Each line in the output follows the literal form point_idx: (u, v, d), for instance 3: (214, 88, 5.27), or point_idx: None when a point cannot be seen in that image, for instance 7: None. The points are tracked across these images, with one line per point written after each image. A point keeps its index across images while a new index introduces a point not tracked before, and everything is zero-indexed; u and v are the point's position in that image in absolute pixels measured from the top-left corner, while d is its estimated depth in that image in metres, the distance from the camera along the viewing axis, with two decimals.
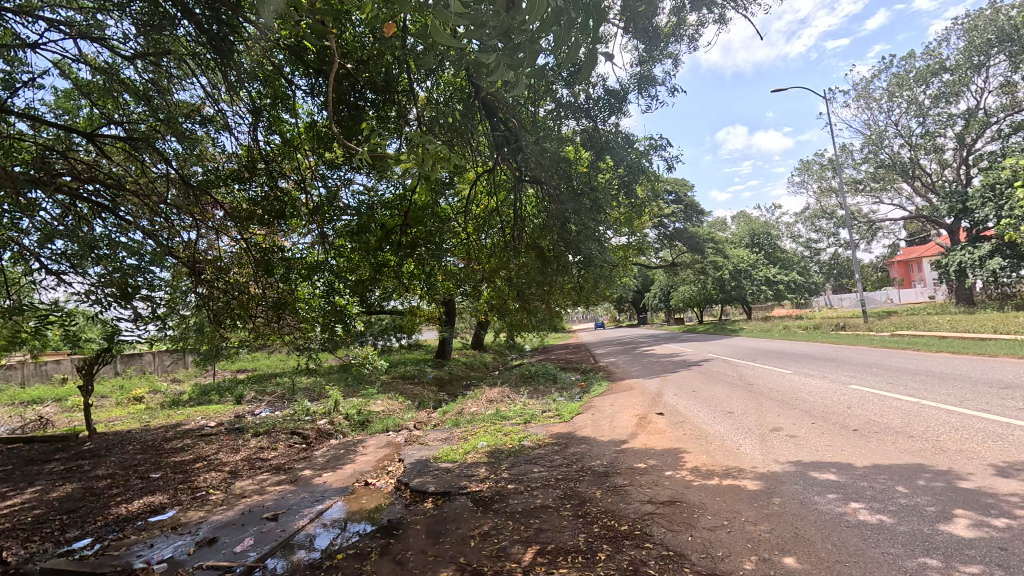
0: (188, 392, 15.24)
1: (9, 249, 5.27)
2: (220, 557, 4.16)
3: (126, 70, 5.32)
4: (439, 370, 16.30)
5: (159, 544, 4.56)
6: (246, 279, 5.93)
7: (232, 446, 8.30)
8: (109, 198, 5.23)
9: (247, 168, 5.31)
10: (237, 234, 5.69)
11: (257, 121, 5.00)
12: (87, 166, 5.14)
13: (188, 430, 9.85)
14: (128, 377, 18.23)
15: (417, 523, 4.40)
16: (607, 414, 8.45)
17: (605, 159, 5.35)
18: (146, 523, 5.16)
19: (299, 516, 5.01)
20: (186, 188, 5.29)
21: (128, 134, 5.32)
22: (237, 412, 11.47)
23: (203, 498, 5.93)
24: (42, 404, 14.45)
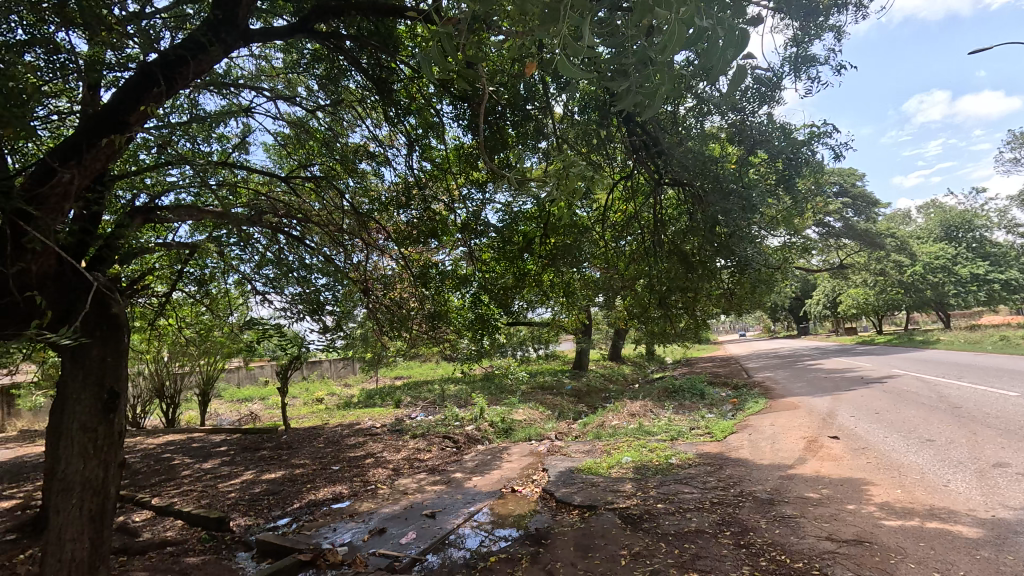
0: (358, 395, 17.30)
1: (234, 275, 6.49)
2: (388, 547, 4.66)
3: (312, 120, 6.31)
4: (578, 381, 16.28)
5: (340, 528, 5.24)
6: (405, 295, 6.49)
7: (395, 446, 9.22)
8: (302, 230, 6.01)
9: (404, 194, 5.90)
10: (397, 253, 6.32)
11: (411, 152, 5.54)
12: (286, 205, 6.07)
13: (360, 429, 11.20)
14: (312, 381, 21.39)
15: (565, 534, 4.41)
16: (768, 434, 7.62)
17: (757, 152, 4.99)
18: (330, 509, 5.95)
19: (454, 516, 5.38)
20: (358, 216, 6.09)
21: (314, 174, 6.27)
22: (398, 415, 12.72)
23: (373, 491, 6.66)
24: (253, 401, 17.57)
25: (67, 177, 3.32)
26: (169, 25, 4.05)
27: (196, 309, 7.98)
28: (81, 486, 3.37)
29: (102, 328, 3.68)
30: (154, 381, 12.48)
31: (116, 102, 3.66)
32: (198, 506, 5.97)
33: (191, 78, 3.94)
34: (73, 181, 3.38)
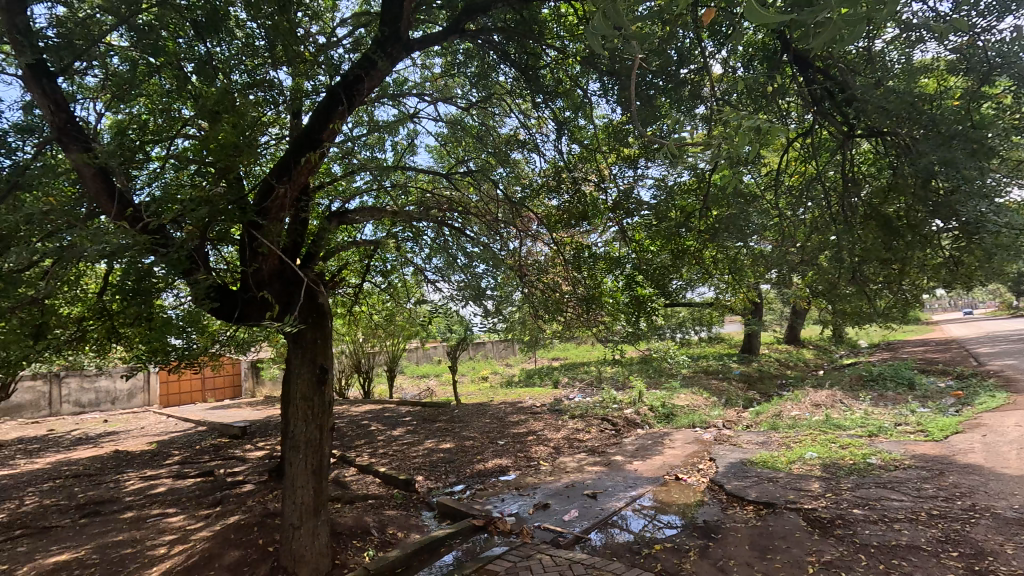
0: (519, 375, 18.24)
1: (408, 267, 7.29)
2: (553, 521, 4.88)
3: (467, 117, 6.71)
4: (748, 366, 14.90)
5: (509, 499, 5.64)
6: (558, 279, 6.53)
7: (555, 425, 9.52)
8: (462, 221, 6.36)
9: (555, 178, 5.99)
10: (550, 238, 6.41)
11: (560, 136, 5.56)
12: (448, 199, 6.52)
13: (522, 407, 11.82)
14: (478, 361, 23.14)
15: (738, 531, 4.12)
16: (1012, 437, 6.08)
17: (996, 81, 4.01)
18: (498, 480, 6.41)
19: (616, 498, 5.38)
20: (511, 204, 6.37)
21: (471, 168, 6.64)
22: (556, 395, 13.10)
23: (536, 466, 6.98)
24: (430, 378, 19.67)
25: (284, 191, 4.02)
26: (349, 49, 4.61)
27: (381, 297, 9.16)
28: (305, 443, 4.12)
29: (312, 315, 4.40)
30: (353, 359, 14.73)
31: (313, 123, 4.30)
32: (391, 468, 6.92)
33: (367, 93, 4.46)
34: (287, 193, 4.08)
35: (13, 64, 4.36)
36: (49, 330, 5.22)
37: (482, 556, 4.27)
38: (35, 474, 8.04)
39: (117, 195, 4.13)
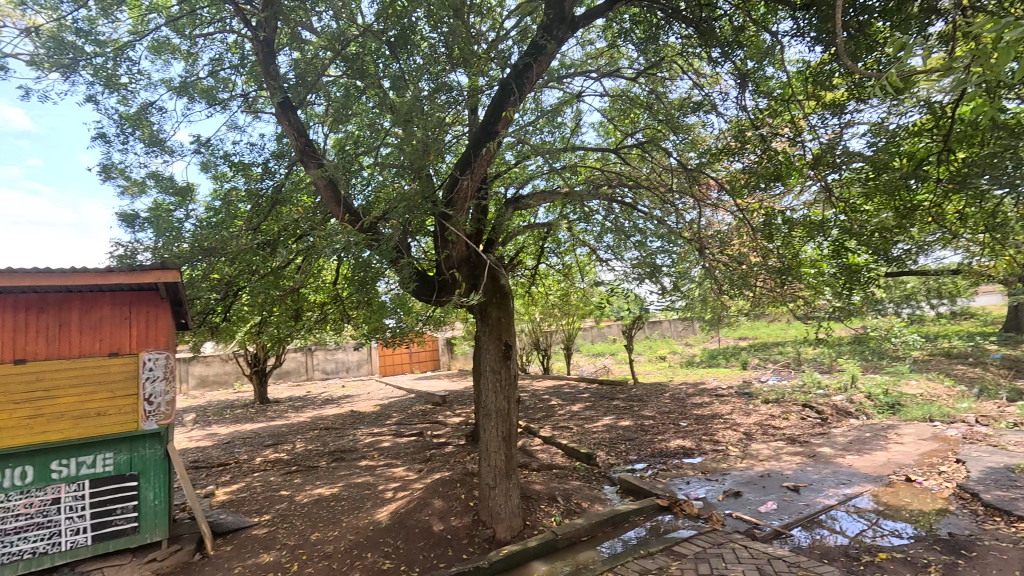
0: (701, 355, 17.20)
1: (580, 247, 7.38)
2: (747, 511, 4.54)
3: (635, 87, 6.45)
4: (1016, 349, 11.62)
5: (694, 482, 5.42)
6: (745, 250, 5.93)
7: (745, 409, 8.76)
8: (633, 195, 6.15)
9: (738, 138, 5.37)
10: (732, 205, 5.88)
11: (743, 89, 4.96)
12: (618, 175, 6.37)
13: (705, 388, 11.14)
14: (655, 340, 22.47)
15: (1005, 555, 3.33)
16: None
17: None
18: (682, 462, 6.19)
19: (825, 494, 4.77)
20: (687, 172, 5.97)
21: (641, 139, 6.40)
22: (745, 377, 12.02)
23: (724, 451, 6.53)
24: (606, 356, 19.78)
25: (467, 182, 4.38)
26: (516, 40, 4.72)
27: (556, 278, 9.46)
28: (495, 412, 4.51)
29: (495, 295, 4.75)
30: (532, 337, 15.57)
31: (488, 115, 4.59)
32: (572, 441, 7.19)
33: (536, 79, 4.59)
34: (470, 184, 4.43)
35: (269, 105, 5.56)
36: (304, 313, 6.62)
37: (668, 537, 4.20)
38: (302, 425, 10.36)
39: (343, 201, 5.00)
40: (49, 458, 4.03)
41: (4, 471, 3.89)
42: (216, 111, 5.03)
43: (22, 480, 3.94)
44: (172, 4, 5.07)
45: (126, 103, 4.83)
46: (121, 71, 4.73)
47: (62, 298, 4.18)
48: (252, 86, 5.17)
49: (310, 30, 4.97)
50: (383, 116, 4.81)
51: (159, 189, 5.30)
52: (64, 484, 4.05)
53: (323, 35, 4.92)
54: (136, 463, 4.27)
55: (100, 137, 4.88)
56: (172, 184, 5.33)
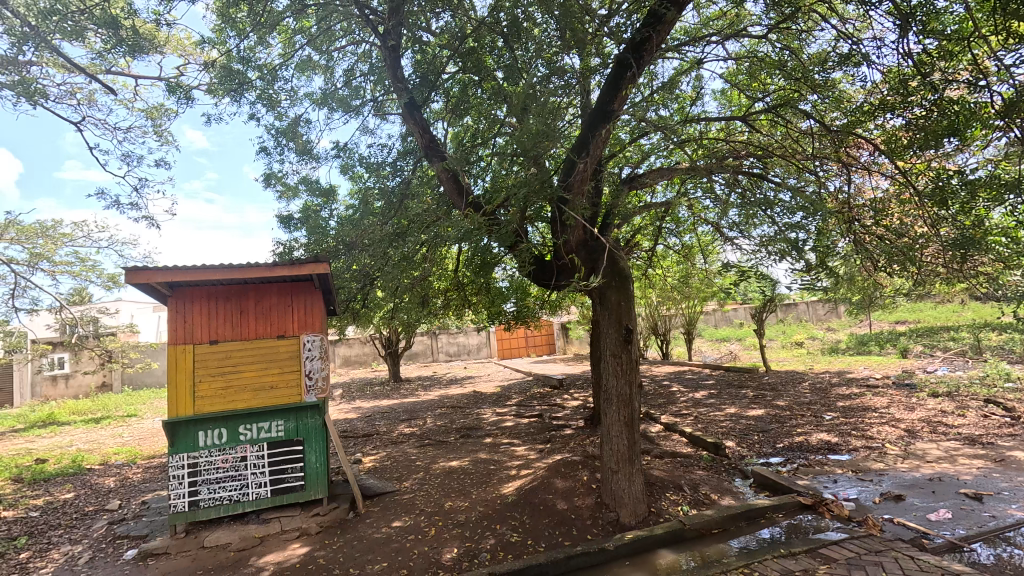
0: (846, 341, 15.32)
1: (702, 225, 6.94)
2: (912, 518, 4.00)
3: (764, 46, 5.84)
4: None
5: (843, 481, 4.89)
6: (909, 218, 5.19)
7: (906, 402, 7.65)
8: (762, 165, 5.63)
9: (898, 90, 4.62)
10: (888, 169, 5.16)
11: (905, 32, 4.24)
12: (746, 145, 5.85)
13: (853, 378, 9.92)
14: (789, 324, 20.47)
15: None
16: None
17: None
18: (827, 459, 5.60)
19: (1018, 507, 4.01)
20: (830, 134, 5.28)
21: (771, 103, 5.80)
22: (905, 367, 10.46)
23: (880, 449, 5.78)
24: (732, 342, 18.49)
25: (583, 166, 4.32)
26: (630, 13, 4.51)
27: (675, 259, 9.02)
28: (616, 397, 4.46)
29: (614, 278, 4.67)
30: (650, 321, 15.07)
31: (604, 95, 4.45)
32: (697, 429, 6.87)
33: (656, 51, 4.37)
34: (586, 168, 4.37)
35: (395, 107, 6.00)
36: (430, 299, 7.11)
37: (813, 538, 3.86)
38: (431, 402, 11.20)
39: (464, 192, 5.18)
40: (237, 423, 4.79)
41: (206, 431, 4.72)
42: (351, 117, 5.55)
43: (219, 440, 4.74)
44: (313, 25, 5.68)
45: (281, 119, 5.54)
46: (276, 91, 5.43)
47: (242, 289, 4.96)
48: (380, 91, 5.62)
49: (429, 32, 5.25)
50: (498, 107, 4.92)
51: (308, 192, 6.02)
52: (249, 444, 4.79)
53: (441, 35, 5.17)
54: (301, 430, 4.94)
55: (262, 150, 5.66)
56: (319, 187, 6.02)
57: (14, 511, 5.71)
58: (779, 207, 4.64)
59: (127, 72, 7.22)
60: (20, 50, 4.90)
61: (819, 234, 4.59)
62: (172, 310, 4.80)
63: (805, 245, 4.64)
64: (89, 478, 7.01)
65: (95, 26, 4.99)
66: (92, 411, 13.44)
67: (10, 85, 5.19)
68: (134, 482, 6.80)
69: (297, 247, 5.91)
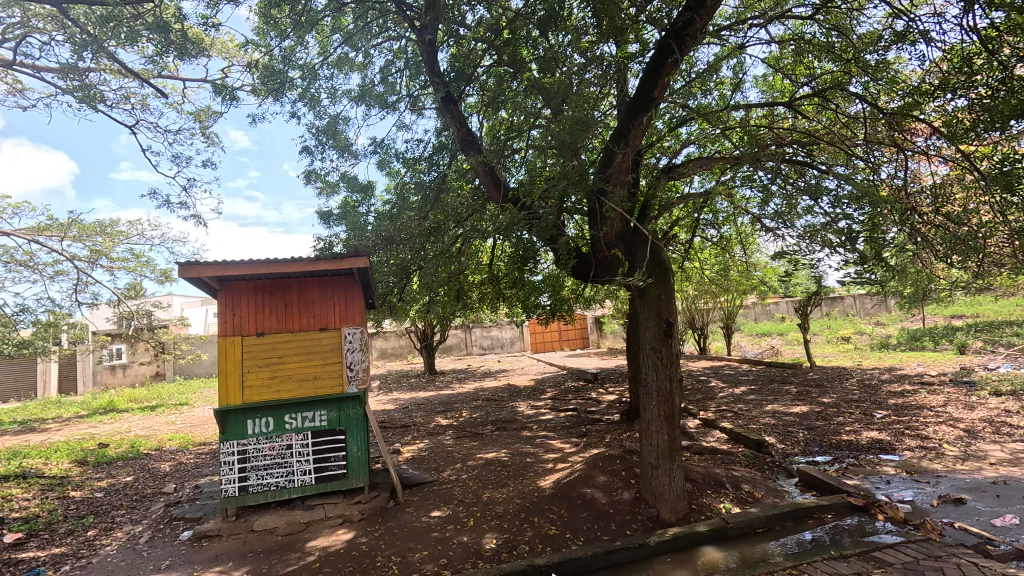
0: (897, 336, 14.60)
1: (744, 216, 6.71)
2: (974, 523, 3.78)
3: (810, 28, 5.58)
4: None
5: (897, 483, 4.67)
6: (973, 206, 4.83)
7: (964, 401, 7.23)
8: (808, 153, 5.40)
9: (960, 69, 4.33)
10: (947, 154, 4.85)
11: (969, 6, 3.96)
12: (791, 132, 5.62)
13: (906, 375, 9.44)
14: (834, 318, 19.68)
15: None
16: None
17: None
18: (879, 459, 5.36)
19: None
20: (884, 118, 5.00)
21: (818, 88, 5.54)
22: (963, 363, 9.89)
23: (937, 450, 5.48)
24: (773, 336, 17.92)
25: (622, 156, 4.26)
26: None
27: (714, 252, 8.77)
28: (656, 391, 4.37)
29: (655, 272, 4.59)
30: (687, 315, 14.76)
31: (643, 83, 4.35)
32: (737, 425, 6.69)
33: (698, 37, 4.25)
34: (626, 158, 4.31)
35: (431, 102, 6.04)
36: (466, 293, 7.16)
37: (866, 541, 3.70)
38: (466, 395, 11.31)
39: (500, 185, 5.17)
40: (283, 412, 4.96)
41: (254, 420, 4.90)
42: (388, 113, 5.62)
43: (266, 429, 4.92)
44: (351, 23, 5.77)
45: (321, 117, 5.66)
46: (316, 90, 5.54)
47: (286, 283, 5.11)
48: (416, 87, 5.66)
49: (464, 25, 5.25)
50: (533, 99, 4.88)
51: (347, 189, 6.14)
52: (294, 433, 4.95)
53: (477, 28, 5.16)
54: (343, 420, 5.08)
55: (304, 149, 5.82)
56: (357, 183, 6.13)
57: (81, 491, 6.09)
58: (828, 196, 4.44)
59: (176, 77, 7.53)
60: (80, 58, 5.16)
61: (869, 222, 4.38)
62: (222, 303, 5.00)
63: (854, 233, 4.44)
64: (146, 463, 7.41)
65: (147, 32, 5.21)
66: (147, 399, 14.20)
67: (72, 92, 5.48)
68: (187, 467, 7.14)
69: (337, 242, 6.04)
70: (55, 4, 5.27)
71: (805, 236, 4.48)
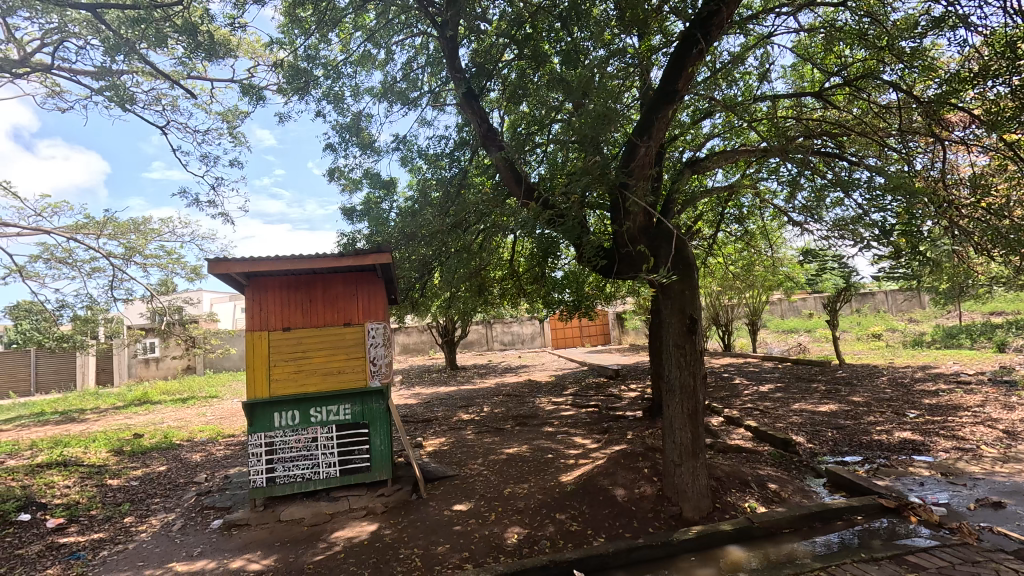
0: (932, 333, 14.13)
1: (771, 210, 6.56)
2: (1014, 528, 3.64)
3: (842, 15, 5.40)
4: None
5: (931, 484, 4.52)
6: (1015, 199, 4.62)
7: (1004, 401, 6.96)
8: (839, 144, 5.24)
9: (1003, 55, 4.13)
10: (988, 144, 4.64)
11: None
12: (820, 123, 5.46)
13: (941, 374, 9.13)
14: (865, 314, 19.15)
15: None
16: None
17: None
18: (912, 460, 5.20)
19: None
20: (919, 107, 4.82)
21: (850, 76, 5.37)
22: (1003, 362, 9.51)
23: (975, 451, 5.28)
24: (800, 333, 17.53)
25: (645, 148, 4.18)
26: None
27: (739, 246, 8.60)
28: (680, 388, 4.31)
29: (679, 268, 4.51)
30: (711, 311, 14.53)
31: (667, 76, 4.27)
32: (763, 424, 6.57)
33: (724, 27, 4.17)
34: (649, 150, 4.22)
35: (452, 98, 6.05)
36: (487, 288, 7.18)
37: (898, 544, 3.60)
38: (487, 390, 11.36)
39: (522, 181, 5.15)
40: (308, 405, 5.06)
41: (281, 413, 5.00)
42: (410, 110, 5.65)
43: (292, 421, 5.02)
44: (373, 20, 5.80)
45: (344, 114, 5.72)
46: (340, 88, 5.60)
47: (310, 279, 5.20)
48: (437, 83, 5.67)
49: (485, 20, 5.23)
50: (555, 92, 4.85)
51: (370, 185, 6.20)
52: (319, 426, 5.04)
53: (498, 22, 5.13)
54: (367, 414, 5.15)
55: (328, 146, 5.90)
56: (380, 179, 6.19)
57: (117, 480, 6.32)
58: (860, 188, 4.30)
59: (204, 77, 7.70)
60: (114, 60, 5.31)
61: (901, 215, 4.25)
62: (250, 299, 5.11)
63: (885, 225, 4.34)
64: (178, 453, 7.65)
65: (177, 34, 5.33)
66: (179, 392, 14.66)
67: (106, 93, 5.65)
68: (217, 458, 7.34)
69: (360, 238, 6.11)
70: (90, 9, 5.44)
71: (834, 230, 4.36)
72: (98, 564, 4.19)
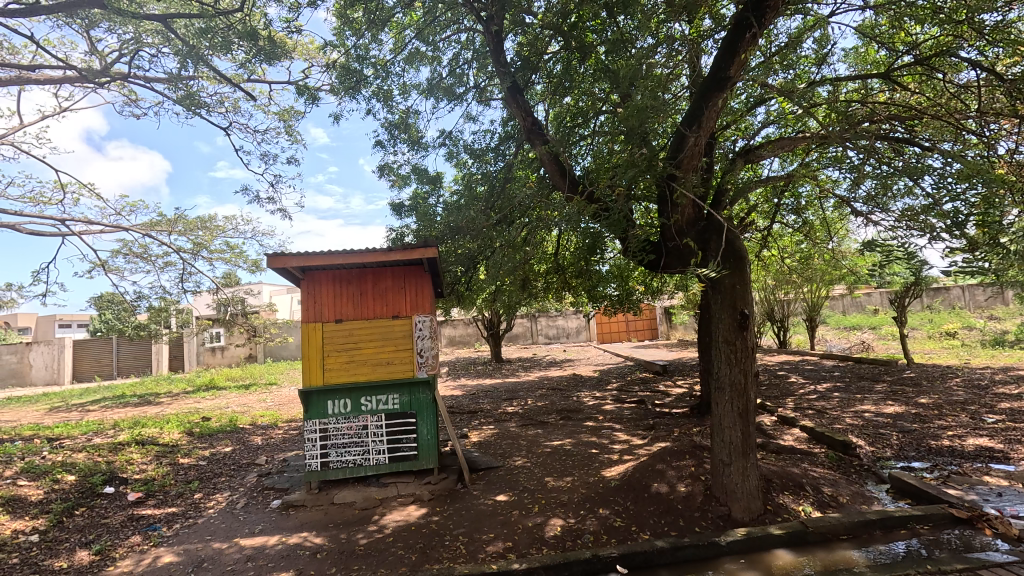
0: (1016, 332, 12.97)
1: (831, 201, 6.23)
2: None
3: None
4: None
5: (1009, 495, 4.19)
6: None
7: None
8: (908, 129, 4.89)
9: None
10: None
11: None
12: (888, 106, 5.11)
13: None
14: (937, 311, 17.83)
15: None
16: None
17: None
18: (987, 468, 4.83)
19: None
20: (1001, 86, 4.43)
21: (920, 55, 5.00)
22: None
23: None
24: (864, 330, 16.54)
25: (695, 138, 4.02)
26: None
27: (796, 239, 8.19)
28: (730, 385, 4.18)
29: (730, 261, 4.35)
30: (765, 306, 13.95)
31: (719, 61, 4.11)
32: (820, 424, 6.27)
33: (779, 8, 4.00)
34: (698, 140, 4.05)
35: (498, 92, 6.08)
36: (532, 282, 7.19)
37: (970, 557, 3.36)
38: (531, 383, 11.42)
39: (567, 174, 5.11)
40: (360, 394, 5.25)
41: (334, 401, 5.22)
42: (456, 105, 5.72)
43: (344, 409, 5.23)
44: (420, 18, 5.92)
45: (393, 111, 5.87)
46: (389, 86, 5.75)
47: (361, 273, 5.40)
48: (483, 77, 5.71)
49: (531, 14, 5.22)
50: (600, 83, 4.78)
51: (418, 181, 6.34)
52: (369, 415, 5.23)
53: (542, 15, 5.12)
54: (415, 404, 5.30)
55: (378, 143, 6.08)
56: (427, 175, 6.32)
57: (187, 459, 6.81)
58: (931, 175, 4.01)
59: (264, 79, 8.08)
60: (183, 67, 5.67)
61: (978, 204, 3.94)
62: (305, 292, 5.35)
63: (959, 216, 4.04)
64: (241, 436, 8.14)
65: (239, 39, 5.62)
66: (242, 378, 15.59)
67: (176, 98, 6.05)
68: (276, 442, 7.77)
69: (408, 233, 6.27)
70: (162, 20, 5.81)
71: (901, 220, 4.08)
72: (172, 535, 4.55)
